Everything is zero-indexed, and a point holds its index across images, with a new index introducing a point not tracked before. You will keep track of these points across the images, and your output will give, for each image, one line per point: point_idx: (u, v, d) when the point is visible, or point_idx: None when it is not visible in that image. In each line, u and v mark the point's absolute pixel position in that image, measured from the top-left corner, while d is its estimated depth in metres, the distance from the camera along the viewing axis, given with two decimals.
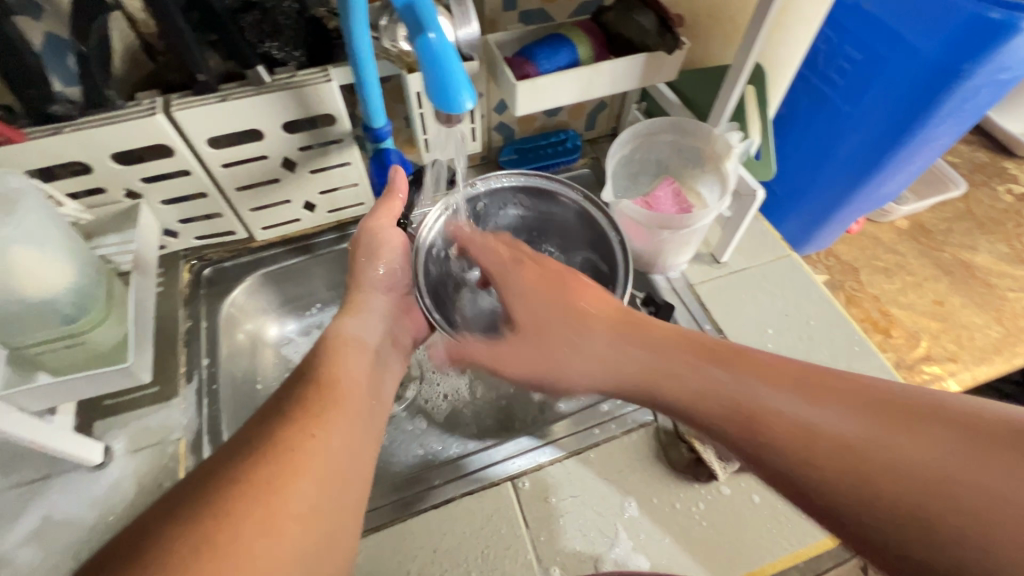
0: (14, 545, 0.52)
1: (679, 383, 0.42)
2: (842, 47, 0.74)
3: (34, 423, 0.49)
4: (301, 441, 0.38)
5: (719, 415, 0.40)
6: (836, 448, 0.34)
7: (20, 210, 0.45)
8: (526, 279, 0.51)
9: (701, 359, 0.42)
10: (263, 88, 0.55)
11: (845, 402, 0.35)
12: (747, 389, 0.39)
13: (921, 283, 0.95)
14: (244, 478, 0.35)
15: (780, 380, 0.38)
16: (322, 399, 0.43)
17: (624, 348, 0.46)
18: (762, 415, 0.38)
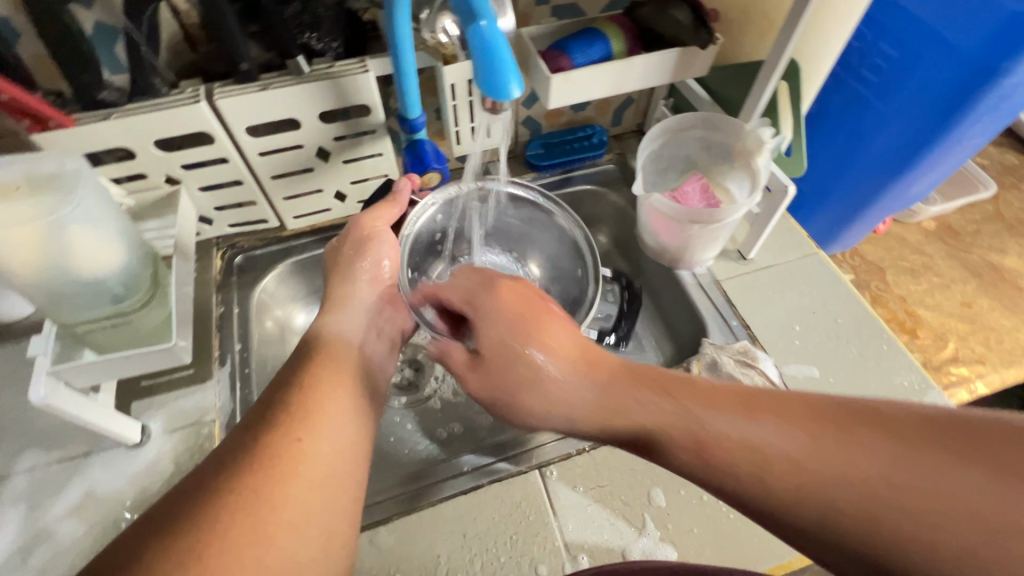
0: (56, 519, 0.53)
1: (667, 427, 0.38)
2: (876, 44, 0.75)
3: (79, 400, 0.50)
4: (287, 446, 0.39)
5: (675, 449, 0.38)
6: (842, 493, 0.32)
7: (79, 191, 0.47)
8: (508, 309, 0.45)
9: (686, 397, 0.39)
10: (303, 78, 0.56)
11: (797, 427, 0.35)
12: (703, 421, 0.37)
13: (948, 284, 0.95)
14: (234, 487, 0.36)
15: (731, 406, 0.37)
16: (303, 403, 0.43)
17: (605, 390, 0.41)
18: (762, 462, 0.35)
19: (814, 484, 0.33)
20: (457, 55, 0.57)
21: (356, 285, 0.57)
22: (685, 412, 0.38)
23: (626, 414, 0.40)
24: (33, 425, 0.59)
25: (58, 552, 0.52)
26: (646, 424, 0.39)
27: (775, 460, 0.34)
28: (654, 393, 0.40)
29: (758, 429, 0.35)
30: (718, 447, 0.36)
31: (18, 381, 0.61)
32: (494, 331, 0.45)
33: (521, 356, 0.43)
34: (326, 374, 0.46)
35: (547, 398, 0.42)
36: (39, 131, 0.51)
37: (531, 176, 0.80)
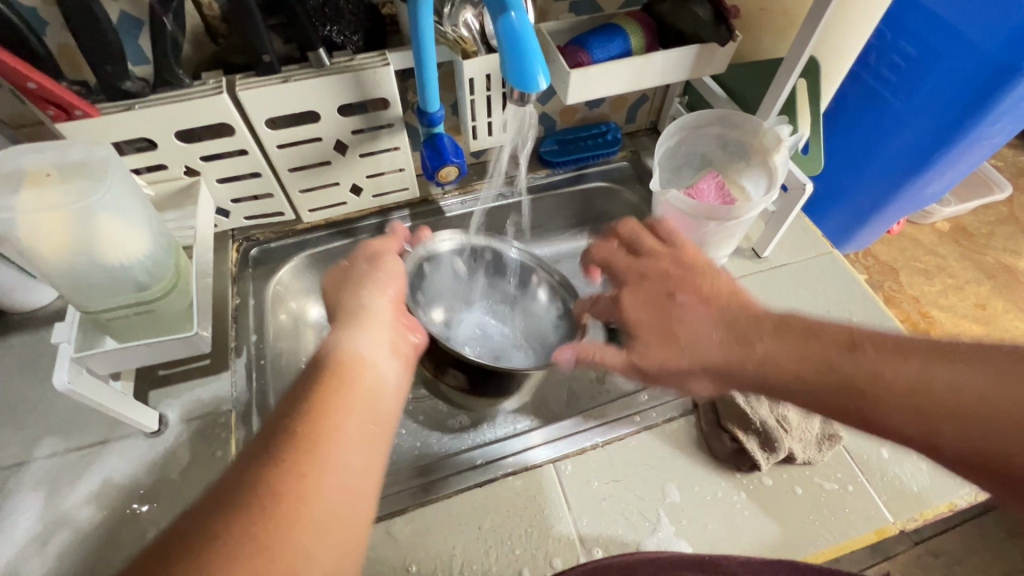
0: (75, 505, 0.54)
1: (817, 373, 0.40)
2: (895, 42, 0.74)
3: (100, 387, 0.51)
4: (288, 484, 0.32)
5: (833, 394, 0.39)
6: (1002, 422, 0.33)
7: (107, 178, 0.48)
8: (645, 304, 0.53)
9: (830, 348, 0.40)
10: (323, 71, 0.56)
11: (965, 364, 0.36)
12: (863, 366, 0.38)
13: (961, 286, 1.19)
14: (228, 535, 0.29)
15: (894, 350, 0.38)
16: (311, 426, 0.35)
17: (757, 349, 0.43)
18: (915, 396, 0.36)
19: (972, 416, 0.34)
20: (478, 51, 0.57)
21: (366, 298, 0.50)
22: (814, 352, 0.41)
23: (777, 371, 0.42)
24: (53, 412, 0.59)
25: (78, 538, 0.52)
26: (792, 371, 0.41)
27: (935, 393, 0.36)
28: (806, 340, 0.42)
29: (908, 367, 0.37)
30: (871, 387, 0.38)
31: (37, 368, 0.62)
32: (642, 334, 0.51)
33: (674, 349, 0.48)
34: (335, 395, 0.38)
35: (703, 374, 0.46)
36: (63, 120, 0.51)
37: (545, 172, 0.80)
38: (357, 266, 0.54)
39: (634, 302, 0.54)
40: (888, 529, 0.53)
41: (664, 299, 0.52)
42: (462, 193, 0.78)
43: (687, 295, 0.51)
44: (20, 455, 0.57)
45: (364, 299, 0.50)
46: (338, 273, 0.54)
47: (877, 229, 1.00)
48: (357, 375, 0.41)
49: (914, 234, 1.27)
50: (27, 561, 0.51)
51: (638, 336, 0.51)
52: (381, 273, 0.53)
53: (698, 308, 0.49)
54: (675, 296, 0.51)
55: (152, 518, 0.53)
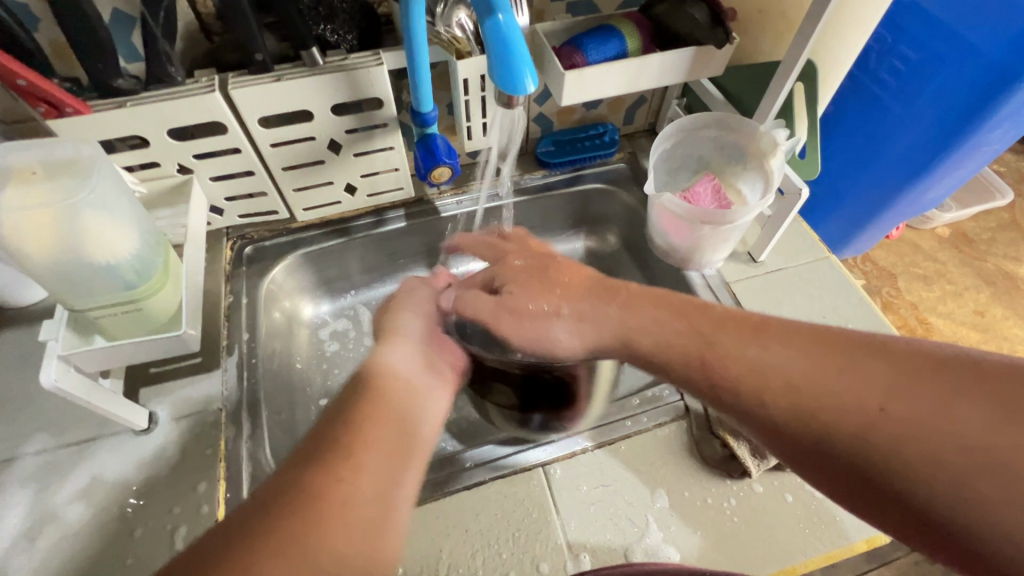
0: (64, 502, 0.54)
1: (683, 348, 0.43)
2: (896, 46, 0.74)
3: (89, 384, 0.51)
4: (329, 488, 0.32)
5: (680, 361, 0.43)
6: (837, 415, 0.34)
7: (94, 176, 0.48)
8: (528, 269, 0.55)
9: (699, 321, 0.43)
10: (316, 70, 0.56)
11: (796, 347, 0.38)
12: (710, 342, 0.42)
13: (960, 292, 1.18)
14: (269, 537, 0.30)
15: (741, 328, 0.41)
16: (348, 432, 0.36)
17: (619, 305, 0.48)
18: (767, 382, 0.38)
19: (815, 406, 0.35)
20: (472, 51, 0.57)
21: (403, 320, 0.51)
22: (680, 323, 0.44)
23: (633, 326, 0.46)
24: (43, 409, 0.59)
25: (66, 535, 0.52)
26: (672, 350, 0.43)
27: (759, 371, 0.38)
28: (688, 319, 0.44)
29: (776, 355, 0.38)
30: (709, 354, 0.41)
31: (29, 365, 0.62)
32: (516, 282, 0.53)
33: (543, 291, 0.51)
34: (375, 406, 0.39)
35: (561, 316, 0.50)
36: (54, 117, 0.51)
37: (541, 173, 0.80)
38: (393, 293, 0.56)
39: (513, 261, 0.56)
40: (879, 538, 0.53)
41: (541, 257, 0.56)
42: (457, 193, 0.78)
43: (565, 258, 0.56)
44: (10, 452, 0.57)
45: (401, 318, 0.51)
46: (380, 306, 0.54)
47: (876, 234, 0.99)
48: (393, 388, 0.41)
49: (914, 239, 1.26)
50: (15, 557, 0.51)
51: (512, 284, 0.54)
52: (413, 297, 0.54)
53: (569, 269, 0.53)
54: (554, 256, 0.55)
55: (139, 516, 0.53)
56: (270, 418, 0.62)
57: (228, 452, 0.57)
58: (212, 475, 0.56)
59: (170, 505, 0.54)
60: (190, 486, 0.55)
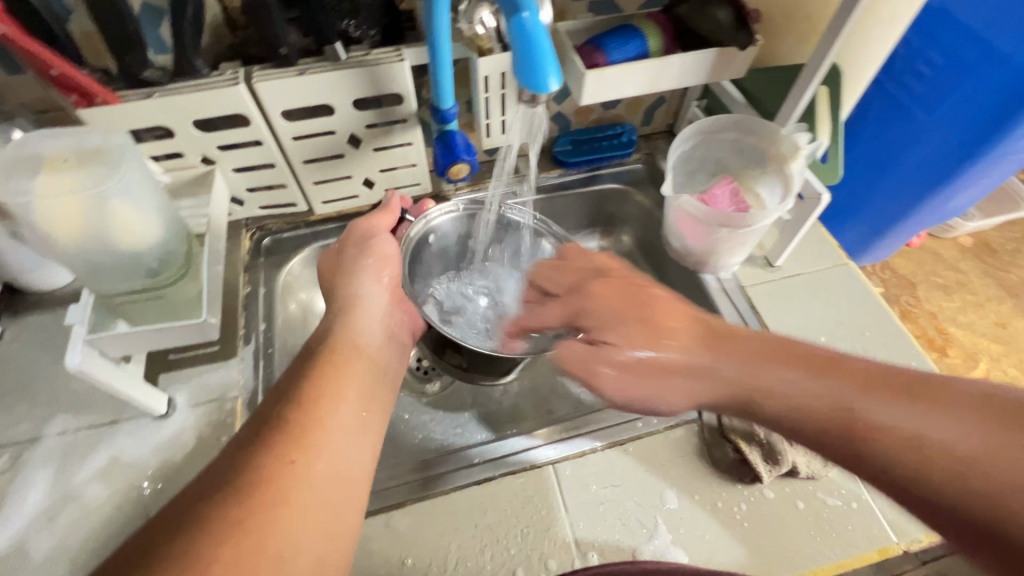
0: (83, 482, 0.55)
1: (829, 417, 0.39)
2: (924, 51, 0.72)
3: (110, 368, 0.52)
4: (278, 470, 0.37)
5: (821, 428, 0.40)
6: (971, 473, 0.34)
7: (122, 164, 0.48)
8: (617, 304, 0.51)
9: (835, 377, 0.40)
10: (339, 65, 0.57)
11: (958, 415, 0.36)
12: (858, 408, 0.38)
13: (982, 303, 1.16)
14: (221, 513, 0.33)
15: (885, 391, 0.38)
16: (306, 420, 0.41)
17: (731, 358, 0.45)
18: (943, 464, 0.35)
19: (1006, 493, 0.33)
20: (493, 48, 0.57)
21: (366, 283, 0.56)
22: (815, 380, 0.41)
23: (756, 387, 0.43)
24: (65, 390, 0.61)
25: (85, 514, 0.54)
26: (766, 394, 0.43)
27: (921, 446, 0.36)
28: (774, 362, 0.43)
29: (939, 426, 0.36)
30: (860, 422, 0.38)
31: (52, 348, 0.63)
32: (615, 329, 0.50)
33: (651, 345, 0.48)
34: (328, 389, 0.44)
35: (678, 377, 0.47)
36: (84, 106, 0.52)
37: (557, 172, 0.80)
38: (343, 254, 0.57)
39: (600, 293, 0.54)
40: (891, 549, 0.52)
41: (636, 289, 0.53)
42: (473, 189, 0.78)
43: (662, 290, 0.52)
44: (32, 432, 0.58)
45: (356, 286, 0.55)
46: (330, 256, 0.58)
47: (897, 241, 0.98)
48: (348, 369, 0.47)
49: (935, 248, 1.24)
50: (37, 533, 0.53)
51: (602, 324, 0.51)
52: (374, 258, 0.57)
53: (670, 309, 0.50)
54: (649, 289, 0.52)
55: (156, 498, 0.55)
56: None
57: None
58: None
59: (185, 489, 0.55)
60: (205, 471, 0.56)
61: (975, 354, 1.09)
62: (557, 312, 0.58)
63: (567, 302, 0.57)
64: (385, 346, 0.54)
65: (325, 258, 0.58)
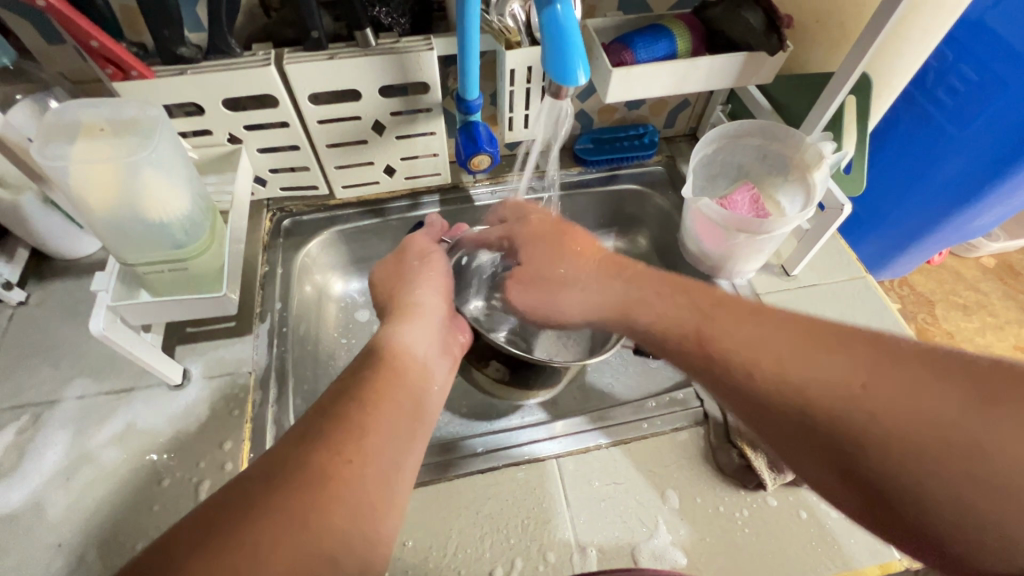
0: (99, 445, 0.57)
1: (681, 331, 0.45)
2: (956, 65, 0.71)
3: (131, 336, 0.54)
4: (336, 467, 0.35)
5: (673, 337, 0.46)
6: (837, 403, 0.35)
7: (155, 136, 0.49)
8: (541, 236, 0.57)
9: (693, 302, 0.46)
10: (368, 51, 0.57)
11: (780, 327, 0.41)
12: (707, 321, 0.44)
13: (1001, 325, 1.14)
14: (275, 508, 0.32)
15: (738, 314, 0.43)
16: (360, 418, 0.39)
17: (621, 280, 0.51)
18: (758, 362, 0.40)
19: (820, 388, 0.36)
20: (522, 42, 0.57)
21: (422, 293, 0.54)
22: (675, 303, 0.47)
23: (627, 296, 0.50)
24: (87, 356, 0.62)
25: (100, 476, 0.55)
26: (672, 329, 0.46)
27: (751, 352, 0.40)
28: (668, 295, 0.48)
29: (765, 337, 0.41)
30: (708, 335, 0.43)
31: (75, 314, 0.65)
32: (532, 245, 0.57)
33: (554, 262, 0.55)
34: (386, 387, 0.42)
35: (570, 285, 0.53)
36: (120, 79, 0.54)
37: (577, 170, 0.80)
38: (407, 262, 0.58)
39: (536, 222, 0.58)
40: (892, 565, 0.52)
41: (561, 220, 0.59)
42: (493, 182, 0.79)
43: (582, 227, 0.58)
44: (51, 393, 0.60)
45: (415, 296, 0.54)
46: (388, 263, 0.59)
47: (920, 258, 0.97)
48: (402, 369, 0.44)
49: (956, 267, 1.22)
50: (53, 492, 0.54)
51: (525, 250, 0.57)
52: (431, 273, 0.57)
53: (584, 238, 0.56)
54: (570, 223, 0.58)
55: (167, 467, 0.56)
56: (297, 386, 0.64)
57: (255, 414, 0.59)
58: (238, 434, 0.58)
59: (197, 459, 0.56)
60: (216, 443, 0.57)
61: None
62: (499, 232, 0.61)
63: (505, 228, 0.60)
64: (438, 353, 0.51)
65: (382, 266, 0.59)
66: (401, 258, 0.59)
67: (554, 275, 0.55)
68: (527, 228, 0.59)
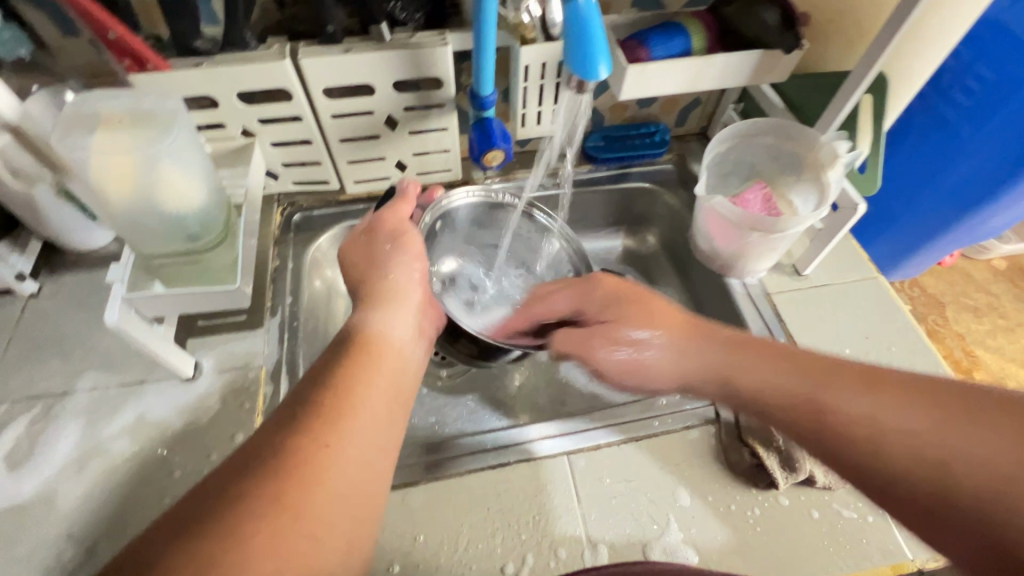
0: (111, 436, 0.57)
1: (793, 399, 0.44)
2: (973, 65, 0.71)
3: (145, 328, 0.54)
4: (314, 451, 0.36)
5: (785, 405, 0.44)
6: (985, 491, 0.35)
7: (173, 128, 0.49)
8: (618, 298, 0.56)
9: (797, 364, 0.45)
10: (384, 45, 0.57)
11: (898, 397, 0.40)
12: (816, 390, 0.43)
13: (1011, 327, 1.14)
14: (256, 492, 0.33)
15: (846, 380, 0.42)
16: (337, 404, 0.40)
17: (714, 345, 0.50)
18: (883, 440, 0.39)
19: (957, 467, 0.36)
20: (537, 38, 0.57)
21: (397, 279, 0.53)
22: (777, 367, 0.46)
23: (731, 362, 0.48)
24: (99, 348, 0.63)
25: (112, 467, 0.55)
26: (783, 396, 0.44)
27: (871, 425, 0.40)
28: (767, 357, 0.47)
29: (889, 411, 0.39)
30: (824, 405, 0.42)
31: (87, 307, 0.65)
32: (614, 309, 0.55)
33: (642, 323, 0.53)
34: (358, 372, 0.43)
35: (660, 350, 0.52)
36: (136, 72, 0.54)
37: (588, 167, 0.80)
38: (381, 247, 0.54)
39: (609, 284, 0.57)
40: (905, 565, 0.52)
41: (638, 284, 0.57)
42: (503, 179, 0.79)
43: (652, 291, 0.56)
44: (63, 385, 0.60)
45: (392, 282, 0.53)
46: (359, 242, 0.56)
47: (929, 259, 0.97)
48: (375, 356, 0.45)
49: (967, 269, 1.22)
50: (65, 483, 0.54)
51: (601, 314, 0.56)
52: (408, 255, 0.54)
53: (670, 310, 0.54)
54: (645, 288, 0.57)
55: (178, 459, 0.56)
56: None
57: (266, 408, 0.59)
58: (249, 427, 0.58)
59: (208, 451, 0.56)
60: (228, 436, 0.57)
61: (1002, 378, 1.07)
62: (569, 301, 0.59)
63: (575, 295, 0.59)
64: (410, 340, 0.51)
65: (351, 244, 0.56)
66: (372, 239, 0.55)
67: (631, 342, 0.53)
68: (597, 286, 0.58)
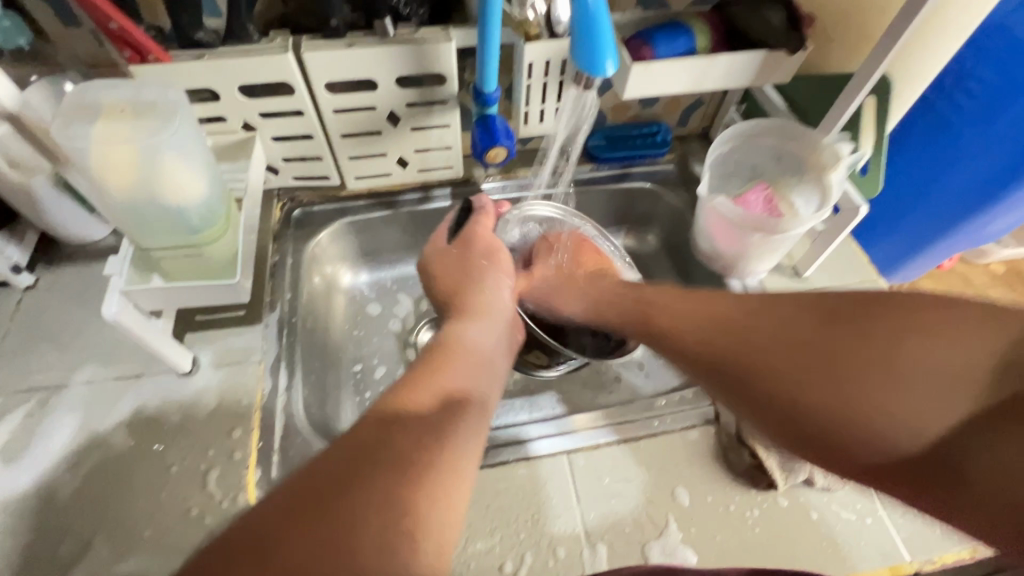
0: (107, 430, 0.56)
1: (642, 325, 0.59)
2: (974, 69, 0.71)
3: (144, 321, 0.54)
4: (422, 453, 0.39)
5: (639, 328, 0.59)
6: (795, 385, 0.46)
7: (177, 119, 0.49)
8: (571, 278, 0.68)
9: (654, 302, 0.59)
10: (386, 40, 0.57)
11: (718, 315, 0.53)
12: (661, 318, 0.57)
13: None
14: (372, 481, 0.35)
15: (685, 306, 0.56)
16: (435, 418, 0.43)
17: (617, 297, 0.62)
18: (710, 342, 0.52)
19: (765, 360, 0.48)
20: (540, 34, 0.57)
21: (489, 293, 0.61)
22: (641, 306, 0.59)
23: (608, 302, 0.63)
24: (96, 340, 0.62)
25: (108, 461, 0.55)
26: (641, 323, 0.59)
27: (710, 333, 0.52)
28: (636, 295, 0.61)
29: (709, 319, 0.53)
30: (667, 326, 0.56)
31: (84, 300, 0.65)
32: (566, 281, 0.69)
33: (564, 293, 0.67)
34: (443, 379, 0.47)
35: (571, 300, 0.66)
36: (137, 62, 0.53)
37: (589, 167, 0.79)
38: (476, 262, 0.62)
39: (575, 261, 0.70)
40: (903, 567, 0.52)
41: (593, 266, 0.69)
42: (504, 177, 0.79)
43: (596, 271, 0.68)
44: (59, 378, 0.60)
45: (484, 298, 0.60)
46: (449, 255, 0.62)
47: (926, 264, 0.97)
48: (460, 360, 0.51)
49: (966, 272, 1.23)
50: (60, 477, 0.54)
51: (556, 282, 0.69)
52: (497, 271, 0.63)
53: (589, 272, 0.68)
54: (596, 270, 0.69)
55: (175, 454, 0.55)
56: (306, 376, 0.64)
57: (264, 404, 0.59)
58: (247, 424, 0.58)
59: (206, 447, 0.56)
60: (226, 431, 0.57)
61: None
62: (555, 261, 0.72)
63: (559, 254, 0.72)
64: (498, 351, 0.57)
65: (442, 257, 0.62)
66: (465, 256, 0.62)
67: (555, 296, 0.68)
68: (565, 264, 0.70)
